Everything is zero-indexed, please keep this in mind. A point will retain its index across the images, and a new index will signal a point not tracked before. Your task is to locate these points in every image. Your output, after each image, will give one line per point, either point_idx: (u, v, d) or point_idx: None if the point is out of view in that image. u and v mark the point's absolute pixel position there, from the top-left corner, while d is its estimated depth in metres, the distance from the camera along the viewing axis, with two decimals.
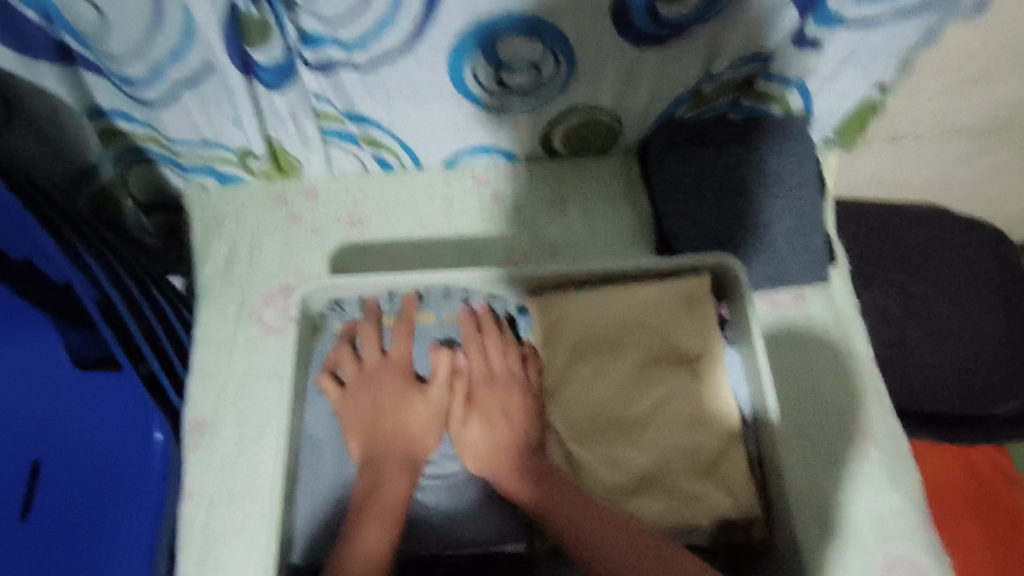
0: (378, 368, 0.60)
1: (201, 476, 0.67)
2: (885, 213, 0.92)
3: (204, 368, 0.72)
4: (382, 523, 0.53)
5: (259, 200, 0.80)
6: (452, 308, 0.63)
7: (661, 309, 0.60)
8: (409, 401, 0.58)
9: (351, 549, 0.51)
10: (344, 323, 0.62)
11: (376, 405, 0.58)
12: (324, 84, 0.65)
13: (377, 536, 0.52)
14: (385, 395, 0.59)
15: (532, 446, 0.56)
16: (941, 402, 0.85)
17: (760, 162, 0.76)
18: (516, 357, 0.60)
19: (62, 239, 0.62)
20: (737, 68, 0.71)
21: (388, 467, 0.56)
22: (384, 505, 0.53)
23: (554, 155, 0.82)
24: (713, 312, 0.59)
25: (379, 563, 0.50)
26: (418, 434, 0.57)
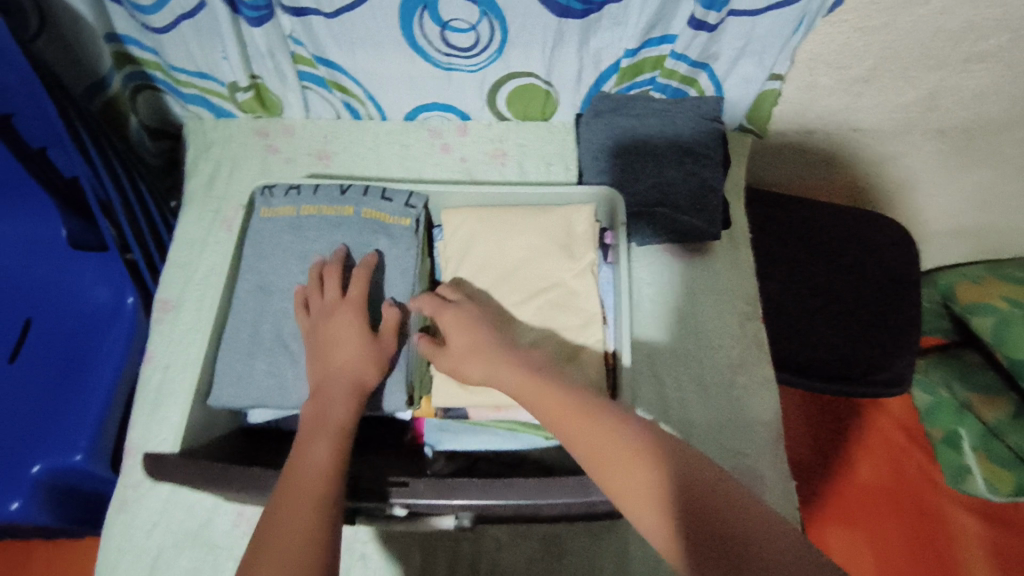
0: (337, 307, 0.64)
1: (161, 345, 0.79)
2: (793, 204, 1.02)
3: (177, 260, 0.84)
4: (327, 440, 0.54)
5: (244, 131, 0.93)
6: (371, 204, 0.72)
7: (552, 227, 0.71)
8: (360, 337, 0.62)
9: (298, 462, 0.52)
10: (273, 214, 0.72)
11: (332, 340, 0.62)
12: (298, 27, 0.79)
13: (323, 450, 0.53)
14: (341, 332, 0.63)
15: (503, 348, 0.61)
16: (829, 366, 0.93)
17: (674, 132, 0.88)
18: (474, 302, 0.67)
19: (81, 134, 0.73)
20: (648, 49, 0.84)
21: (336, 390, 0.59)
22: (330, 426, 0.56)
23: (500, 117, 0.96)
24: (595, 234, 0.72)
25: (324, 474, 0.52)
26: (364, 364, 0.61)
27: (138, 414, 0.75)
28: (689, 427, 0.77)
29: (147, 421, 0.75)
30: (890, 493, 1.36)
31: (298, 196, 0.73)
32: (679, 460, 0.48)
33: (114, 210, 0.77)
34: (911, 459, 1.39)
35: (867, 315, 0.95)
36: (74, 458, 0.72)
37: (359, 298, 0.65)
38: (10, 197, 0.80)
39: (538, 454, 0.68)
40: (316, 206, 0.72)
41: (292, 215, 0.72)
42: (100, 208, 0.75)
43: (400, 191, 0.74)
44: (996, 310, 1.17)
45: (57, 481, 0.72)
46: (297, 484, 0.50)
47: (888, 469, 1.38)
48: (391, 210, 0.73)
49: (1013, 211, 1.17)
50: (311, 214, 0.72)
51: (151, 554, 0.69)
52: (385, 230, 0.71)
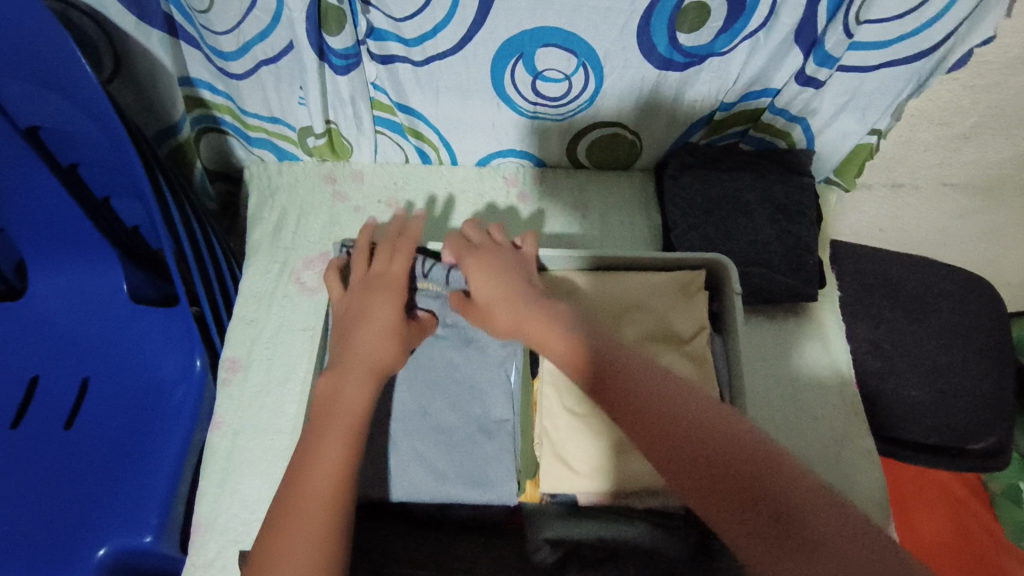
0: (372, 283, 0.64)
1: (230, 410, 0.74)
2: (881, 258, 0.98)
3: (244, 315, 0.80)
4: (342, 436, 0.53)
5: (312, 177, 0.89)
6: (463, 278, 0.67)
7: (662, 294, 0.67)
8: (389, 316, 0.62)
9: (311, 461, 0.51)
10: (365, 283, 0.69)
11: (363, 313, 0.62)
12: (383, 75, 0.75)
13: (332, 454, 0.51)
14: (374, 307, 0.62)
15: (524, 283, 0.60)
16: (924, 431, 0.89)
17: (765, 188, 0.84)
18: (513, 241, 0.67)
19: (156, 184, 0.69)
20: (746, 102, 0.80)
21: (355, 374, 0.58)
22: (346, 417, 0.54)
23: (578, 166, 0.91)
24: (705, 303, 0.67)
25: (337, 476, 0.50)
26: (387, 352, 0.60)
27: (206, 486, 0.70)
28: None
29: (216, 494, 0.70)
30: (949, 548, 1.32)
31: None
32: (626, 368, 0.50)
33: (186, 265, 0.73)
34: (972, 513, 1.35)
35: (962, 380, 0.91)
36: (143, 539, 0.67)
37: (396, 281, 0.64)
38: (73, 247, 0.75)
39: (669, 552, 0.59)
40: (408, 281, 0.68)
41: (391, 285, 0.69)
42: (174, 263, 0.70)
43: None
44: None
45: (121, 563, 0.67)
46: (304, 488, 0.49)
47: (946, 523, 1.35)
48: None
49: None
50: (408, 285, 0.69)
51: None
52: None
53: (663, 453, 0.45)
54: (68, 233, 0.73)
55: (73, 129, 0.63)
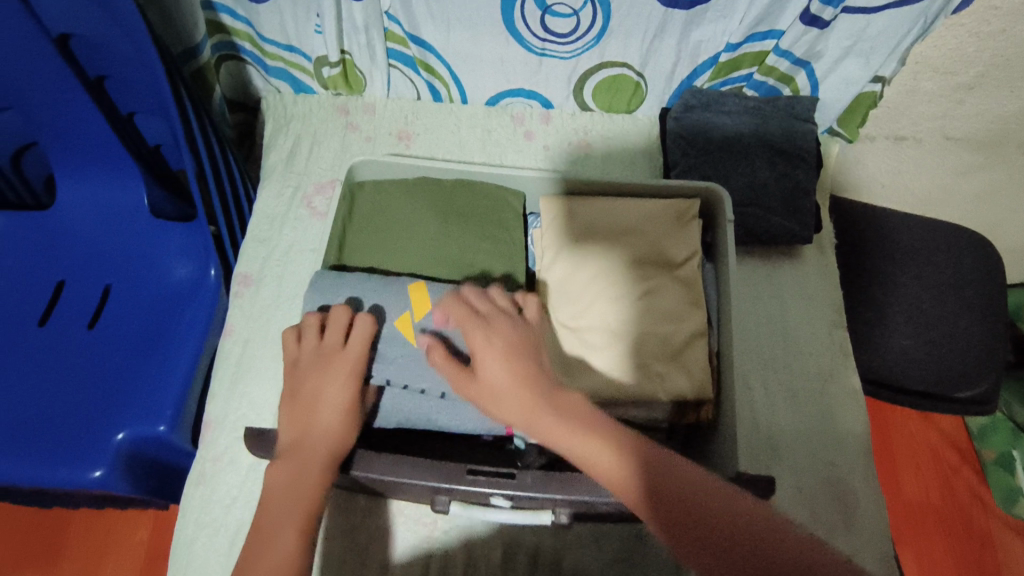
0: (325, 360, 0.59)
1: (241, 320, 0.78)
2: (879, 213, 1.00)
3: (257, 235, 0.83)
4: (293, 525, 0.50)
5: (326, 108, 0.92)
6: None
7: (656, 220, 0.70)
8: (343, 397, 0.57)
9: (264, 552, 0.48)
10: (381, 186, 0.71)
11: (313, 394, 0.57)
12: (396, 4, 0.78)
13: (288, 539, 0.49)
14: (325, 389, 0.57)
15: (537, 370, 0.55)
16: (911, 378, 0.90)
17: (766, 132, 0.85)
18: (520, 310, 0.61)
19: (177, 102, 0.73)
20: (751, 44, 0.81)
21: (307, 461, 0.53)
22: (297, 506, 0.51)
23: (585, 108, 0.94)
24: (697, 230, 0.70)
25: (289, 569, 0.48)
26: (343, 429, 0.56)
27: (217, 387, 0.75)
28: (778, 431, 0.75)
29: (226, 396, 0.74)
30: (936, 511, 1.36)
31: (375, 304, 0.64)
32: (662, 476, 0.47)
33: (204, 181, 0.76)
34: (960, 478, 1.39)
35: (952, 331, 0.92)
36: (158, 429, 0.72)
37: (351, 363, 0.59)
38: (97, 162, 0.79)
39: None
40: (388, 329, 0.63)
41: (405, 185, 0.71)
42: (194, 177, 0.74)
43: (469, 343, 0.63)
44: None
45: (137, 451, 0.72)
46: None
47: (935, 487, 1.38)
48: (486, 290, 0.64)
49: None
50: (422, 190, 0.70)
51: (228, 531, 0.67)
52: (500, 214, 0.70)
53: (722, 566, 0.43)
54: (94, 148, 0.77)
55: (98, 42, 0.66)
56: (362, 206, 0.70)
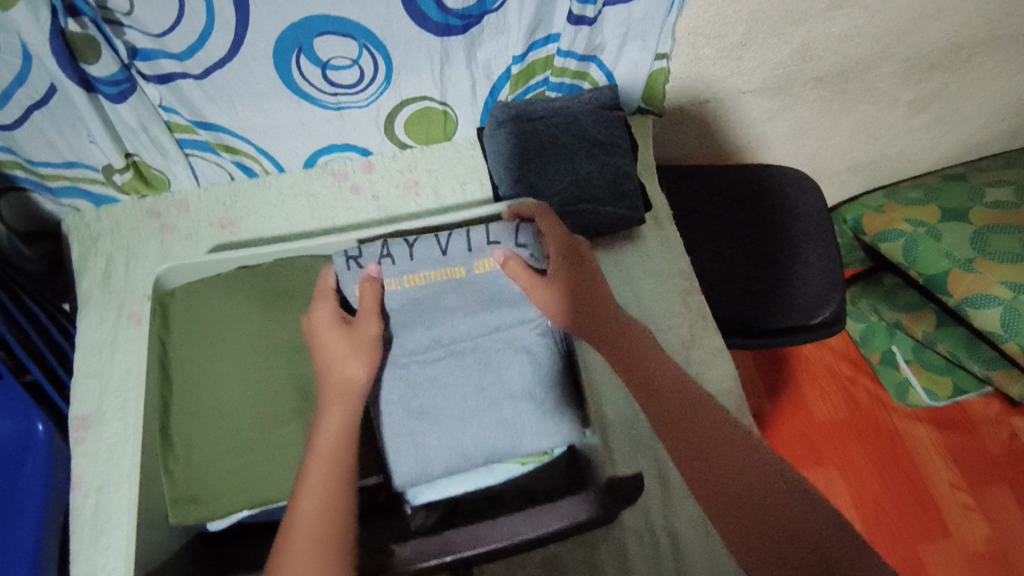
0: (322, 300, 0.64)
1: (90, 469, 0.73)
2: (707, 171, 1.06)
3: (87, 370, 0.78)
4: (326, 466, 0.56)
5: (134, 215, 0.87)
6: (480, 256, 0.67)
7: None
8: (325, 317, 0.63)
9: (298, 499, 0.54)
10: (193, 289, 0.66)
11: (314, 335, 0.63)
12: (167, 95, 0.73)
13: (318, 485, 0.55)
14: (317, 321, 0.62)
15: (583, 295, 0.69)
16: (770, 316, 0.96)
17: (578, 128, 0.88)
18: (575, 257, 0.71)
19: None
20: (537, 51, 0.83)
21: (329, 403, 0.60)
22: (323, 450, 0.57)
23: (404, 147, 0.93)
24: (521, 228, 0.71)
25: (322, 509, 0.53)
26: (345, 359, 0.61)
27: (78, 547, 0.69)
28: None
29: (91, 552, 0.69)
30: (849, 424, 1.50)
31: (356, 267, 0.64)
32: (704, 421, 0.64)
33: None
34: (859, 388, 1.54)
35: (793, 264, 0.99)
36: None
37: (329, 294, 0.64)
38: None
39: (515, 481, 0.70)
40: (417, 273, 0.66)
41: (217, 281, 0.66)
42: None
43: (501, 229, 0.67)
44: (903, 233, 1.26)
45: None
46: (302, 514, 0.53)
47: (842, 402, 1.52)
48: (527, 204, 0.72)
49: (897, 135, 1.27)
50: (236, 281, 0.66)
51: None
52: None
53: (734, 509, 0.59)
54: None
55: None
56: (180, 314, 0.65)
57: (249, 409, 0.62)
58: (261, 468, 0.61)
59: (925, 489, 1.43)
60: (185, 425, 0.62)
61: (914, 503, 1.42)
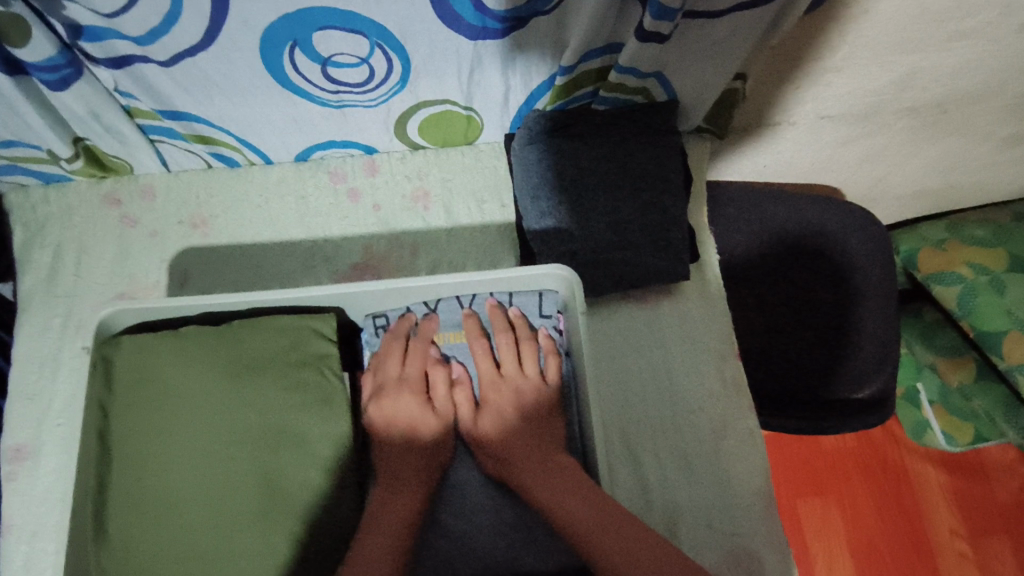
0: (394, 385, 0.61)
1: (22, 513, 0.63)
2: (767, 197, 0.92)
3: (24, 390, 0.67)
4: (387, 548, 0.53)
5: (89, 201, 0.73)
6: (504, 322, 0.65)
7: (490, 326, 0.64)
8: (410, 401, 0.61)
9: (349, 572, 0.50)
10: (150, 341, 0.56)
11: (389, 420, 0.61)
12: (123, 79, 0.58)
13: (380, 569, 0.51)
14: (398, 408, 0.61)
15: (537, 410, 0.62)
16: (805, 386, 0.86)
17: (624, 158, 0.74)
18: (530, 357, 0.63)
19: None
20: (589, 61, 0.67)
21: (403, 492, 0.57)
22: (392, 529, 0.54)
23: (415, 149, 0.78)
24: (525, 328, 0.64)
25: None
26: (429, 452, 0.60)
27: None
28: (679, 510, 0.69)
29: None
30: (855, 457, 1.33)
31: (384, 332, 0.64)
32: (656, 561, 0.51)
33: None
34: None
35: (842, 328, 0.87)
36: None
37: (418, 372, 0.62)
38: None
39: None
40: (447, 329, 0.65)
41: (178, 337, 0.57)
42: None
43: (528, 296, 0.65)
44: (961, 279, 1.12)
45: None
46: None
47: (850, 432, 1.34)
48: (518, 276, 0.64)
49: (977, 168, 1.12)
50: (204, 338, 0.57)
51: None
52: (309, 351, 0.58)
53: None
54: None
55: None
56: (126, 370, 0.55)
57: (199, 495, 0.53)
58: (202, 570, 0.52)
59: (923, 535, 1.28)
60: (120, 513, 0.53)
61: (907, 549, 1.27)
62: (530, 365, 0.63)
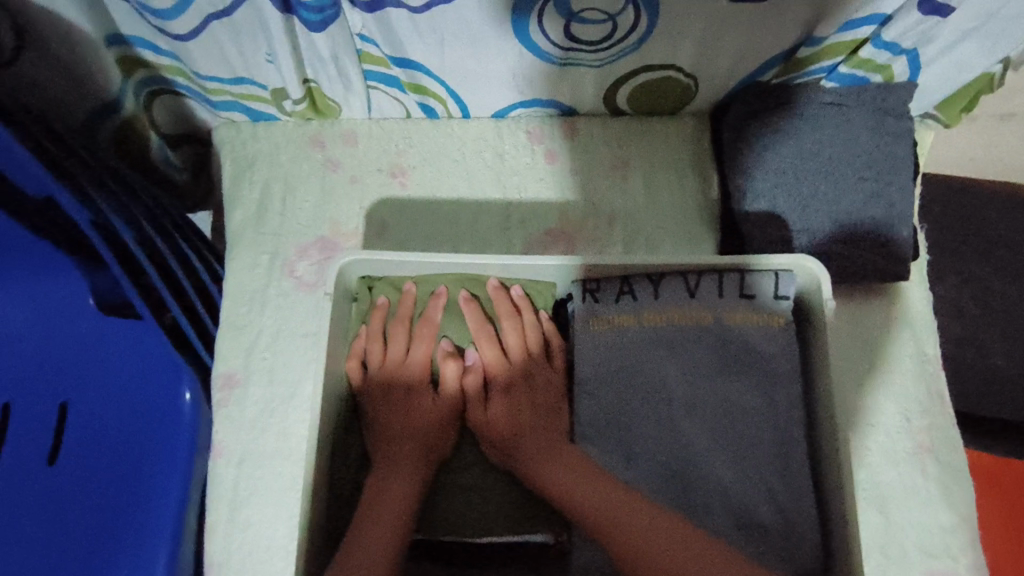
0: (396, 367, 0.57)
1: (231, 438, 0.66)
2: (978, 196, 0.84)
3: (233, 321, 0.69)
4: (386, 517, 0.51)
5: (296, 142, 0.74)
6: (733, 305, 0.55)
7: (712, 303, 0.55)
8: (414, 385, 0.57)
9: (356, 547, 0.49)
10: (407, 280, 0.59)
11: (390, 406, 0.56)
12: (370, 23, 0.58)
13: (381, 538, 0.49)
14: (403, 396, 0.56)
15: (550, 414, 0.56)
16: (1006, 407, 0.78)
17: (855, 141, 0.68)
18: (530, 341, 0.58)
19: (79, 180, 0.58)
20: (845, 32, 0.63)
21: (404, 464, 0.54)
22: (391, 502, 0.52)
23: (617, 115, 0.74)
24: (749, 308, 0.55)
25: (386, 559, 0.48)
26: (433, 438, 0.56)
27: (214, 521, 0.64)
28: (874, 524, 0.65)
29: (227, 530, 0.64)
30: None
31: (594, 305, 0.56)
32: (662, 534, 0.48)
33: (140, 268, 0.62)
34: None
35: None
36: None
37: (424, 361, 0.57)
38: (25, 247, 0.64)
39: None
40: (662, 312, 0.55)
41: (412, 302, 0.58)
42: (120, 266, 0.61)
43: (763, 279, 0.55)
44: None
45: None
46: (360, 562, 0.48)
47: None
48: (751, 259, 0.55)
49: None
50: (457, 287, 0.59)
51: None
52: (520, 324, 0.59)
53: None
54: (24, 236, 0.63)
55: None
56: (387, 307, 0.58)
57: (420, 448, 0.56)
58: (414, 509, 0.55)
59: None
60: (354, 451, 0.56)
61: None
62: (535, 347, 0.58)
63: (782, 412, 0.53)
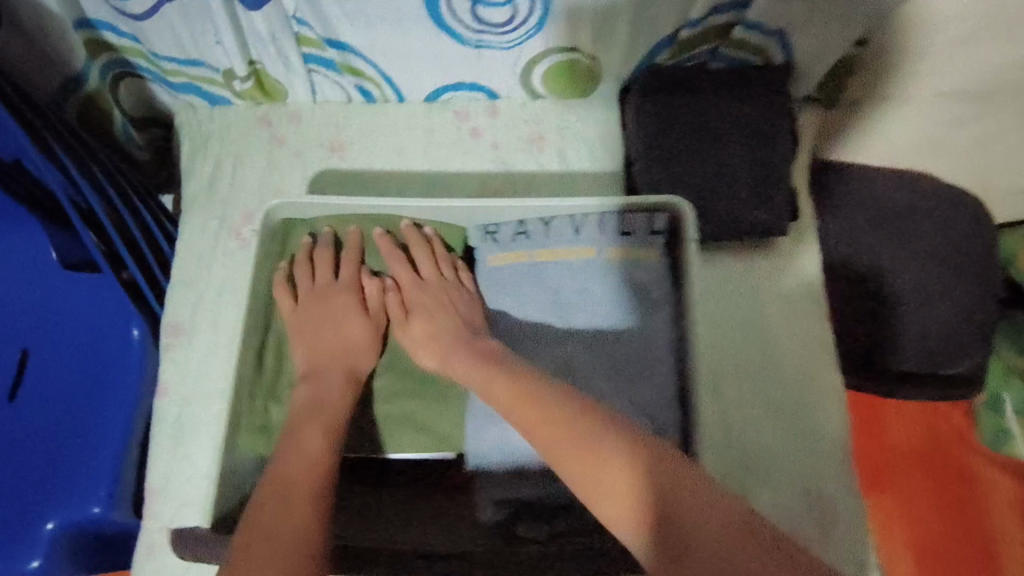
0: (325, 290, 0.67)
1: (177, 379, 0.73)
2: (868, 175, 0.95)
3: (183, 276, 0.76)
4: (319, 425, 0.58)
5: (247, 120, 0.83)
6: (614, 240, 0.66)
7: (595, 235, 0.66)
8: (341, 303, 0.67)
9: (291, 445, 0.56)
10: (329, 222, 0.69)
11: (319, 321, 0.66)
12: (303, 6, 0.66)
13: (317, 439, 0.57)
14: (331, 312, 0.66)
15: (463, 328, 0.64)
16: (895, 358, 0.90)
17: (737, 112, 0.76)
18: (441, 265, 0.68)
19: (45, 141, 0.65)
20: (717, 16, 0.73)
21: (331, 373, 0.63)
22: (323, 409, 0.60)
23: (534, 96, 0.84)
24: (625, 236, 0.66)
25: (317, 455, 0.56)
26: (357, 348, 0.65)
27: (158, 452, 0.70)
28: (758, 449, 0.72)
29: (169, 459, 0.70)
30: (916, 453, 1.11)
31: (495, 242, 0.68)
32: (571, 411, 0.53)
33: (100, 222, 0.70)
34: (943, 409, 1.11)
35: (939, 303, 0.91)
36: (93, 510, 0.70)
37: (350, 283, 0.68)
38: None
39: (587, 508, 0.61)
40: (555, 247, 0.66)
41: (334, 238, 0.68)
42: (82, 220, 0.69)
43: (638, 217, 0.66)
44: None
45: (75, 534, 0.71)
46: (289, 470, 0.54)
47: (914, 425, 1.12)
48: (636, 200, 0.65)
49: None
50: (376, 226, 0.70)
51: None
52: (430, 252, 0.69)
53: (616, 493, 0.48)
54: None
55: None
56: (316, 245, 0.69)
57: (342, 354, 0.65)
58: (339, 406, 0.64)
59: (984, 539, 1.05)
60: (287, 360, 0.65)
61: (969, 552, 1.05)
62: (446, 269, 0.68)
63: (657, 331, 0.64)
